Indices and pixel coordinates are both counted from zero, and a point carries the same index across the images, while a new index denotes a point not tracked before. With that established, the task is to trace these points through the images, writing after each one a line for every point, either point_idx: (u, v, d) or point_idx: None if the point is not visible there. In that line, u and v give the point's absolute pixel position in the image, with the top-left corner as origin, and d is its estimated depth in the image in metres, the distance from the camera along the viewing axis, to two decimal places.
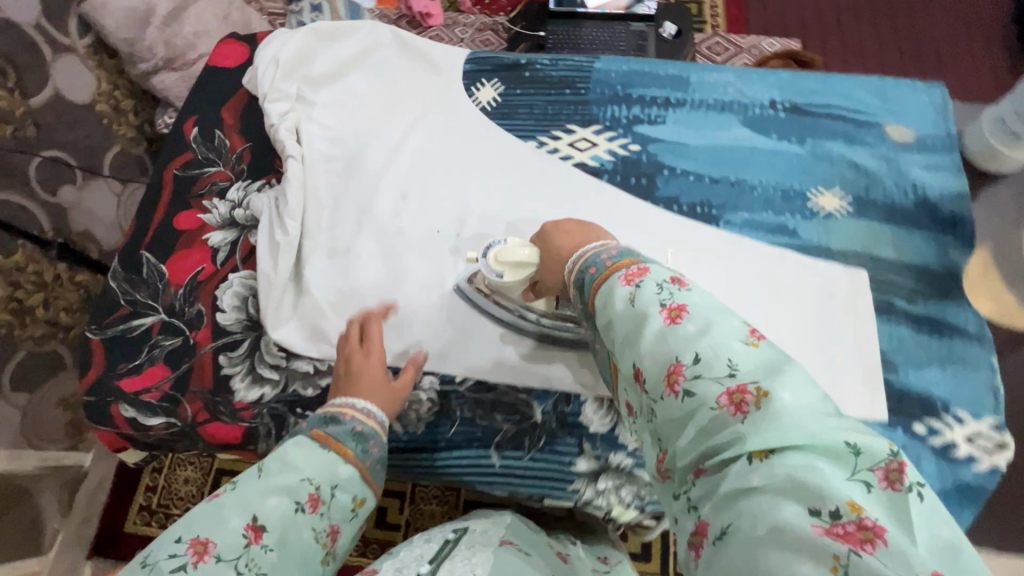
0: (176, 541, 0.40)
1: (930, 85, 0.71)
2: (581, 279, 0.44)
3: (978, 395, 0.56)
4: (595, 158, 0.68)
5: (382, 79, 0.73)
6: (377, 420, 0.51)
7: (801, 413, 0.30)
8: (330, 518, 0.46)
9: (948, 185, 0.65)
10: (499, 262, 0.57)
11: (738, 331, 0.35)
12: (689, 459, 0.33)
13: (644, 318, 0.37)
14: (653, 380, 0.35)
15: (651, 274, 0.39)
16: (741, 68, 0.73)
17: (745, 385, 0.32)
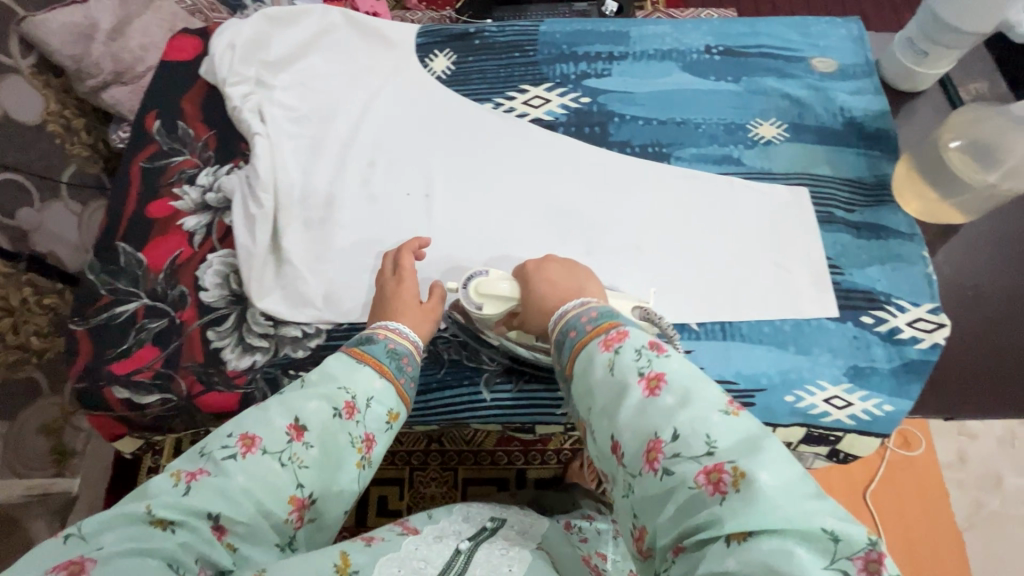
0: (228, 436, 0.42)
1: (848, 19, 0.77)
2: (561, 338, 0.48)
3: (917, 284, 0.62)
4: (549, 113, 0.72)
5: (339, 58, 0.76)
6: (410, 339, 0.54)
7: (777, 493, 0.34)
8: (365, 426, 0.47)
9: (872, 105, 0.71)
10: (480, 295, 0.57)
11: (716, 402, 0.39)
12: (669, 536, 0.37)
13: (625, 389, 0.42)
14: (634, 456, 0.39)
15: (629, 341, 0.44)
16: (676, 20, 0.78)
17: (721, 464, 0.36)
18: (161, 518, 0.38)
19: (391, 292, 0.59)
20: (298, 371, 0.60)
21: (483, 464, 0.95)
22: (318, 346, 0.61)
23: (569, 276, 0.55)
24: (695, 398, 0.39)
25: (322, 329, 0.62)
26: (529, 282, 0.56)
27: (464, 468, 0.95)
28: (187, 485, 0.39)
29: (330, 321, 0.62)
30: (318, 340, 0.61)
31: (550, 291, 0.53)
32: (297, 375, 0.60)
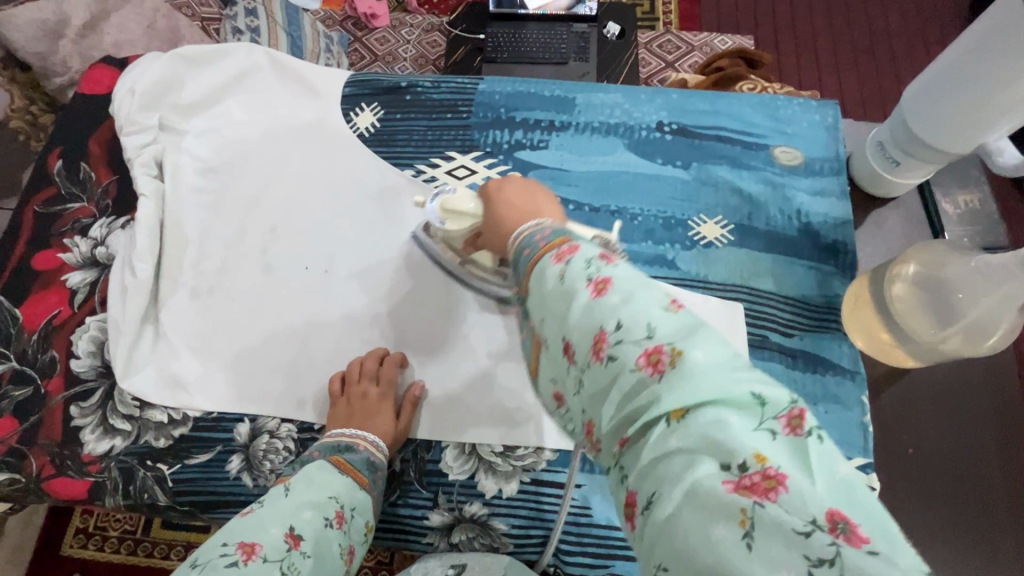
0: (223, 545, 0.42)
1: (823, 103, 0.68)
2: (517, 259, 0.37)
3: (849, 435, 0.54)
4: (472, 186, 0.66)
5: (257, 105, 0.70)
6: (385, 453, 0.53)
7: (714, 367, 0.26)
8: (350, 538, 0.47)
9: (833, 211, 0.62)
10: (445, 212, 0.53)
11: (660, 293, 0.29)
12: (613, 424, 0.28)
13: (569, 293, 0.31)
14: (580, 351, 0.30)
15: (581, 251, 0.32)
16: (630, 87, 0.70)
17: (661, 345, 0.27)
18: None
19: (373, 400, 0.54)
20: (155, 462, 0.56)
21: None
22: (181, 437, 0.56)
23: (531, 200, 0.43)
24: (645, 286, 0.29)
25: (189, 416, 0.57)
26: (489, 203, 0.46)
27: None
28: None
29: (198, 408, 0.57)
30: (182, 430, 0.57)
31: (504, 212, 0.43)
32: (154, 467, 0.55)
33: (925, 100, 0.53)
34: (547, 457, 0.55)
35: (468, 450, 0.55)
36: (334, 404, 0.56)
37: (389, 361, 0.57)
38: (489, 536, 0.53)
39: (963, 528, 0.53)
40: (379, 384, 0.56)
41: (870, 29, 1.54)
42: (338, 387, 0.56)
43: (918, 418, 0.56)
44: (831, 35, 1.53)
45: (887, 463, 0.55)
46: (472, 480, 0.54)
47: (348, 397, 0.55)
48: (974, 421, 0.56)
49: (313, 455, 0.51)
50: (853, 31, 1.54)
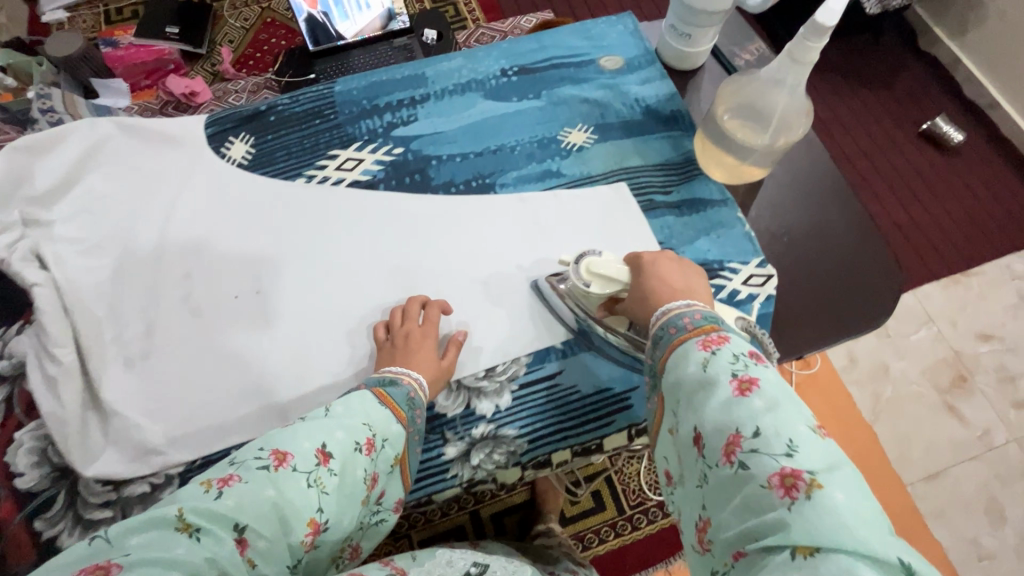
0: (261, 449, 0.44)
1: (621, 15, 0.82)
2: (660, 333, 0.49)
3: (740, 244, 0.66)
4: (365, 172, 0.70)
5: (122, 171, 0.69)
6: (427, 390, 0.56)
7: (849, 513, 0.34)
8: (375, 466, 0.49)
9: (661, 90, 0.75)
10: (589, 272, 0.56)
11: (804, 420, 0.39)
12: (733, 534, 0.37)
13: (712, 384, 0.42)
14: (712, 448, 0.40)
15: (729, 345, 0.44)
16: (467, 51, 0.79)
17: (801, 471, 0.36)
18: (189, 522, 0.38)
19: (416, 339, 0.58)
20: None
21: (434, 520, 0.93)
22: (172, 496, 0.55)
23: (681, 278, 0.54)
24: (784, 406, 0.39)
25: (173, 474, 0.56)
26: (643, 274, 0.54)
27: (418, 532, 0.94)
28: (219, 490, 0.41)
29: (180, 463, 0.56)
30: (171, 489, 0.55)
31: (662, 275, 0.53)
32: None
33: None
34: (524, 362, 0.61)
35: (456, 386, 0.59)
36: (381, 347, 0.59)
37: (432, 307, 0.61)
38: (505, 445, 0.57)
39: (840, 277, 0.65)
40: (423, 326, 0.60)
41: None
42: (384, 333, 0.60)
43: (783, 212, 0.69)
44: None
45: (773, 253, 0.67)
46: (469, 408, 0.59)
47: (393, 339, 0.59)
48: (821, 199, 0.70)
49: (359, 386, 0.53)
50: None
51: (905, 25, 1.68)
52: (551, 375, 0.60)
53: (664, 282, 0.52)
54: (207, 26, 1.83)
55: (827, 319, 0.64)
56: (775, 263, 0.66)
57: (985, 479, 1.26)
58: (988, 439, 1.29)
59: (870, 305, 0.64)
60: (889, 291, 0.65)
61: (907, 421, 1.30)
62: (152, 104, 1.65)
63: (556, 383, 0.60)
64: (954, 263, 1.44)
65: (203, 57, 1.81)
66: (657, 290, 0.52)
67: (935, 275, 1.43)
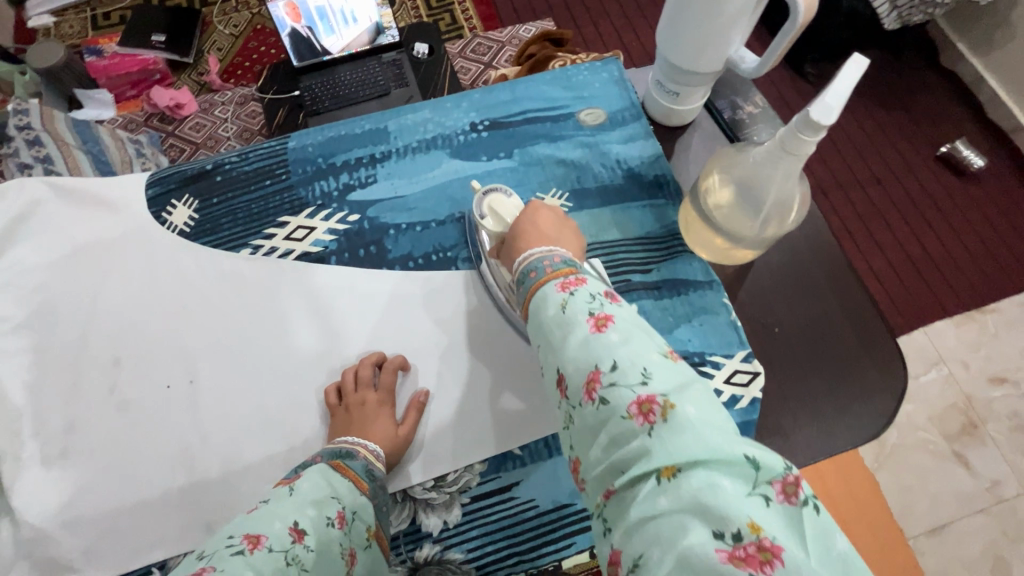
0: (229, 537, 0.41)
1: (606, 61, 0.75)
2: (522, 278, 0.45)
3: (725, 335, 0.60)
4: (316, 243, 0.64)
5: (54, 239, 0.63)
6: (384, 463, 0.52)
7: (703, 427, 0.33)
8: (351, 540, 0.45)
9: (645, 150, 0.68)
10: (489, 207, 0.55)
11: (657, 347, 0.38)
12: (603, 472, 0.35)
13: (572, 326, 0.39)
14: (574, 388, 0.37)
15: (585, 286, 0.41)
16: (434, 100, 0.72)
17: (656, 395, 0.34)
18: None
19: (372, 408, 0.54)
20: None
21: None
22: None
23: (556, 226, 0.51)
24: (638, 336, 0.37)
25: None
26: (522, 213, 0.52)
27: None
28: None
29: None
30: None
31: (541, 221, 0.50)
32: None
33: (669, 29, 0.58)
34: (478, 470, 0.55)
35: (401, 498, 0.54)
36: (333, 414, 0.55)
37: (388, 366, 0.58)
38: (450, 570, 0.51)
39: (834, 373, 0.59)
40: (379, 391, 0.56)
41: None
42: (336, 399, 0.56)
43: (774, 298, 0.63)
44: (607, 9, 1.75)
45: (761, 345, 0.60)
46: (414, 524, 0.53)
47: (347, 405, 0.55)
48: (818, 283, 0.63)
49: (314, 459, 0.49)
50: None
51: (926, 41, 1.57)
52: (506, 487, 0.54)
53: (534, 225, 0.50)
54: (194, 32, 1.75)
55: (818, 422, 0.57)
56: (762, 358, 0.60)
57: (993, 536, 1.18)
58: (998, 492, 1.21)
59: (865, 407, 0.58)
60: (889, 391, 0.58)
61: (912, 471, 1.23)
62: (136, 116, 1.60)
63: (512, 497, 0.54)
64: (968, 300, 1.35)
65: (190, 66, 1.73)
66: (526, 231, 0.49)
67: (947, 312, 1.34)
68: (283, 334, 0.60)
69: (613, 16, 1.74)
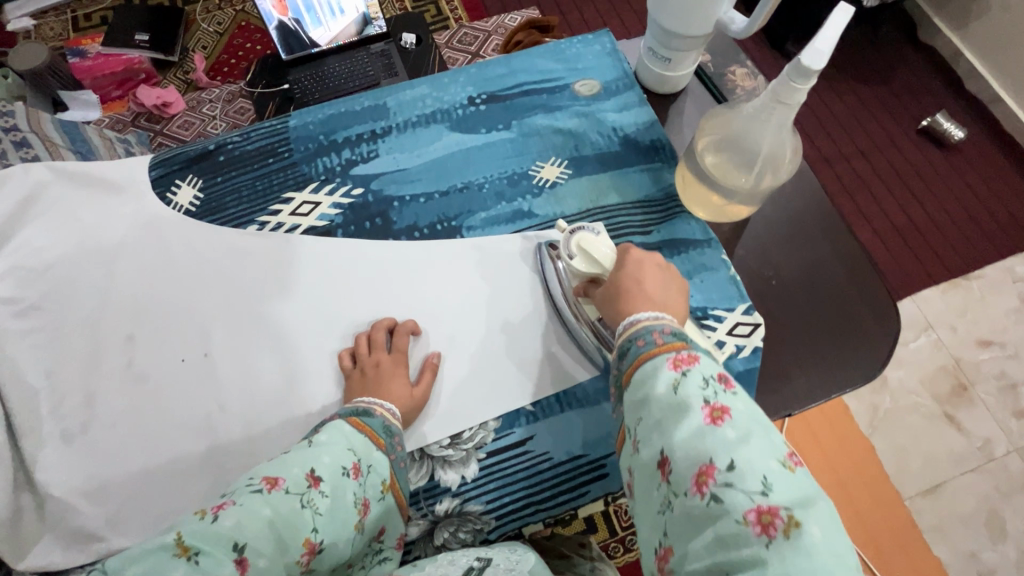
0: (250, 478, 0.44)
1: (598, 33, 0.76)
2: (625, 346, 0.46)
3: (725, 289, 0.62)
4: (322, 217, 0.65)
5: (60, 222, 0.64)
6: (402, 420, 0.53)
7: (823, 551, 0.33)
8: (366, 491, 0.47)
9: (640, 117, 0.70)
10: (579, 247, 0.55)
11: (775, 451, 0.38)
12: (701, 565, 0.35)
13: (686, 409, 0.40)
14: (682, 476, 0.38)
15: (699, 366, 0.42)
16: (432, 77, 0.73)
17: (776, 507, 0.35)
18: (187, 545, 0.38)
19: (387, 368, 0.56)
20: None
21: None
22: None
23: (660, 285, 0.51)
24: (758, 439, 0.38)
25: None
26: (622, 269, 0.52)
27: None
28: (215, 515, 0.40)
29: (123, 548, 0.52)
30: None
31: (647, 286, 0.50)
32: None
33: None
34: (492, 427, 0.56)
35: (418, 457, 0.55)
36: (348, 377, 0.56)
37: (400, 330, 0.59)
38: (470, 522, 0.53)
39: (830, 323, 0.61)
40: (392, 353, 0.57)
41: None
42: (350, 362, 0.57)
43: (770, 253, 0.65)
44: None
45: (760, 298, 0.62)
46: (433, 481, 0.54)
47: (362, 368, 0.56)
48: (811, 238, 0.65)
49: (332, 415, 0.51)
50: None
51: (904, 17, 1.61)
52: (521, 442, 0.56)
53: (640, 285, 0.50)
54: (179, 31, 1.74)
55: (817, 369, 0.59)
56: (762, 310, 0.62)
57: (985, 491, 1.22)
58: (988, 450, 1.25)
59: (862, 353, 0.60)
60: (884, 337, 0.61)
61: (907, 433, 1.26)
62: (124, 116, 1.59)
63: (527, 451, 0.55)
64: (954, 267, 1.39)
65: (176, 64, 1.73)
66: (630, 291, 0.50)
67: (935, 280, 1.38)
68: (294, 305, 0.61)
69: (597, 3, 1.76)
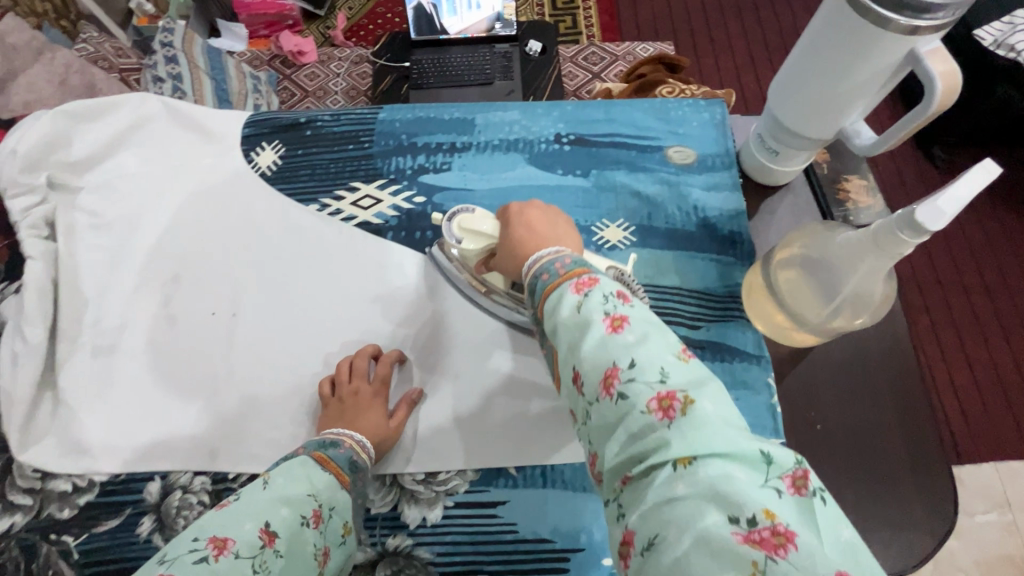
0: (194, 540, 0.40)
1: (711, 101, 0.71)
2: (533, 282, 0.41)
3: (761, 419, 0.55)
4: (378, 215, 0.66)
5: (153, 154, 0.69)
6: (370, 452, 0.52)
7: (723, 422, 0.30)
8: (327, 537, 0.45)
9: (726, 203, 0.65)
10: (463, 230, 0.52)
11: (671, 345, 0.34)
12: (618, 460, 0.32)
13: (587, 325, 0.35)
14: (590, 383, 0.34)
15: (600, 285, 0.37)
16: (527, 104, 0.72)
17: (675, 392, 0.31)
18: None
19: (364, 399, 0.54)
20: (60, 535, 0.53)
21: None
22: (86, 504, 0.54)
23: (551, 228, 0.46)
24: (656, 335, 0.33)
25: (96, 482, 0.55)
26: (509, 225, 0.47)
27: None
28: None
29: (105, 472, 0.55)
30: (89, 497, 0.54)
31: (523, 238, 0.45)
32: (58, 540, 0.53)
33: (787, 80, 0.54)
34: (469, 478, 0.55)
35: (389, 482, 0.54)
36: (324, 405, 0.55)
37: (384, 359, 0.58)
38: (415, 568, 0.51)
39: (866, 494, 0.54)
40: (373, 384, 0.56)
41: (766, 38, 1.69)
42: (329, 390, 0.56)
43: (826, 393, 0.57)
44: (733, 45, 1.68)
45: (800, 439, 0.56)
46: (394, 511, 0.53)
47: (339, 397, 0.55)
48: (878, 391, 0.58)
49: (297, 449, 0.49)
50: (751, 39, 1.68)
51: None
52: (492, 503, 0.54)
53: (529, 233, 0.45)
54: None
55: None
56: (796, 452, 0.55)
57: None
58: None
59: (894, 540, 0.53)
60: (925, 533, 0.53)
61: None
62: (261, 53, 1.70)
63: (495, 515, 0.53)
64: None
65: (320, 19, 1.83)
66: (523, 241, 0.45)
67: None
68: (326, 294, 0.62)
69: (738, 54, 1.66)
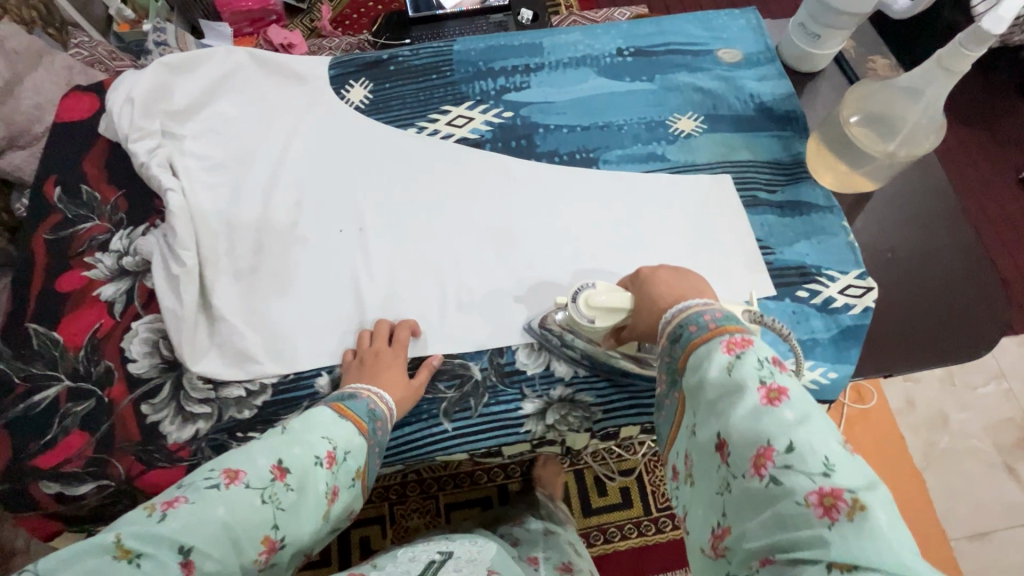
0: (210, 470, 0.41)
1: (745, 10, 0.81)
2: (676, 331, 0.41)
3: (843, 253, 0.65)
4: (474, 131, 0.72)
5: (248, 100, 0.73)
6: (389, 404, 0.54)
7: (894, 536, 0.29)
8: (338, 479, 0.46)
9: (777, 89, 0.74)
10: (591, 307, 0.53)
11: (837, 435, 0.33)
12: (759, 543, 0.32)
13: (740, 392, 0.35)
14: (739, 456, 0.34)
15: (755, 347, 0.37)
16: (586, 26, 0.79)
17: (840, 490, 0.30)
18: (129, 548, 0.35)
19: (386, 361, 0.57)
20: (246, 432, 0.57)
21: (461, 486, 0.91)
22: (264, 404, 0.58)
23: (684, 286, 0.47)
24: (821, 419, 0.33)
25: (267, 384, 0.59)
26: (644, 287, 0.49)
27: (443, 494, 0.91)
28: (164, 513, 0.37)
29: (274, 374, 0.59)
30: (264, 398, 0.58)
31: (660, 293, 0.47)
32: (246, 436, 0.57)
33: None
34: None
35: (538, 346, 0.61)
36: (347, 366, 0.58)
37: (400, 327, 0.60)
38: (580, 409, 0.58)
39: (940, 302, 0.64)
40: (393, 349, 0.58)
41: None
42: (352, 356, 0.59)
43: (889, 229, 0.68)
44: None
45: (877, 265, 0.66)
46: (549, 369, 0.60)
47: (362, 358, 0.58)
48: (930, 223, 0.68)
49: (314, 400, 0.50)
50: None
51: None
52: None
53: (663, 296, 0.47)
54: None
55: (922, 340, 0.62)
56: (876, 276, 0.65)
57: None
58: None
59: (970, 333, 0.62)
60: (993, 327, 0.63)
61: None
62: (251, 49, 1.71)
63: None
64: None
65: (304, 11, 1.85)
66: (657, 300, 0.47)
67: None
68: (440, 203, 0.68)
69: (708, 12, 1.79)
